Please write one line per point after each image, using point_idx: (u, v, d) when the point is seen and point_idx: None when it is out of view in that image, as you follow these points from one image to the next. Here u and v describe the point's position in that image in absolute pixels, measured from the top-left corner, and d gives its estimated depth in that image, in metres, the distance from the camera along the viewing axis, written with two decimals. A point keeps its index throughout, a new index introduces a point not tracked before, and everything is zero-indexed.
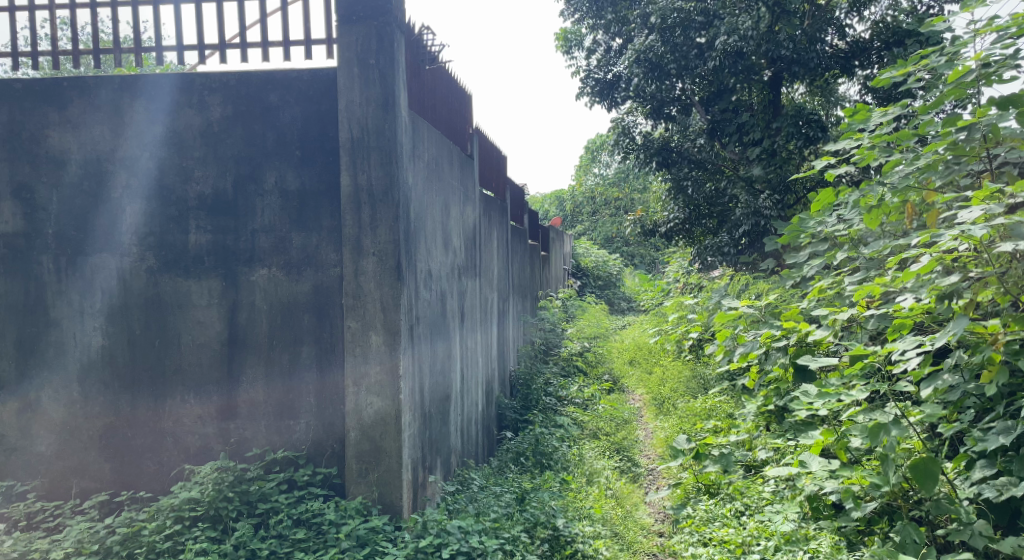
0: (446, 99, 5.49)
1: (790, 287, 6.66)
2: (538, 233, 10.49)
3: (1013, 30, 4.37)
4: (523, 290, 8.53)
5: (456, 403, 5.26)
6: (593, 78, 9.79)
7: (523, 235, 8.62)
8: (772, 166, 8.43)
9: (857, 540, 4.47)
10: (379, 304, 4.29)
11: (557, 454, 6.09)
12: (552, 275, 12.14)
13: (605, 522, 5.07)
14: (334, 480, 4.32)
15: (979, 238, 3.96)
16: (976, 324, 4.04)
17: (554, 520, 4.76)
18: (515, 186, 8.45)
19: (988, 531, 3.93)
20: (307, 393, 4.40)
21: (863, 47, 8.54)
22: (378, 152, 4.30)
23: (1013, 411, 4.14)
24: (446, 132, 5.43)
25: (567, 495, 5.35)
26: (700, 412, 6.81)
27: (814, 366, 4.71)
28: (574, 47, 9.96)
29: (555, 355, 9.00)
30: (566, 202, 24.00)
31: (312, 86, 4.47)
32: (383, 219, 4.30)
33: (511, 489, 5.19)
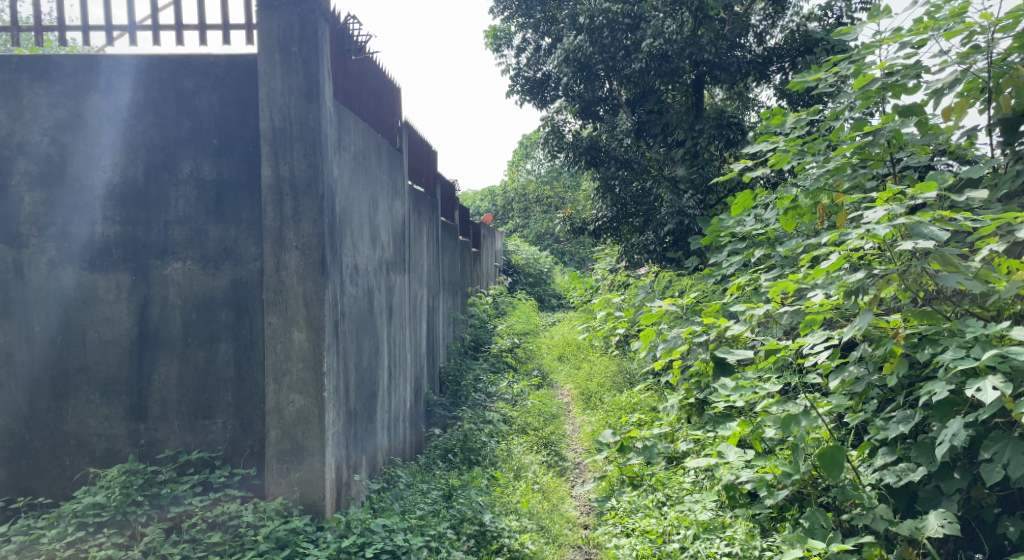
0: (374, 91, 5.53)
1: (713, 284, 6.90)
2: (469, 229, 10.59)
3: (915, 40, 4.64)
4: (452, 287, 8.63)
5: (383, 399, 5.32)
6: (522, 77, 9.96)
7: (453, 230, 8.70)
8: (695, 167, 8.67)
9: (770, 527, 4.71)
10: (302, 300, 4.33)
11: (484, 450, 6.18)
12: (483, 272, 12.27)
13: (531, 516, 5.20)
14: (253, 480, 4.36)
15: (882, 237, 4.20)
16: (880, 318, 4.29)
17: (479, 516, 4.86)
18: (446, 182, 8.55)
19: (889, 515, 4.14)
20: (225, 392, 4.42)
21: (778, 54, 8.85)
22: (300, 143, 4.35)
23: (913, 401, 4.37)
24: (374, 124, 5.48)
25: (493, 491, 5.45)
26: (625, 406, 7.02)
27: (731, 358, 4.92)
28: (503, 44, 10.08)
29: (484, 351, 9.06)
30: (498, 198, 24.14)
31: (230, 72, 4.47)
32: (306, 212, 4.34)
33: (437, 486, 5.27)
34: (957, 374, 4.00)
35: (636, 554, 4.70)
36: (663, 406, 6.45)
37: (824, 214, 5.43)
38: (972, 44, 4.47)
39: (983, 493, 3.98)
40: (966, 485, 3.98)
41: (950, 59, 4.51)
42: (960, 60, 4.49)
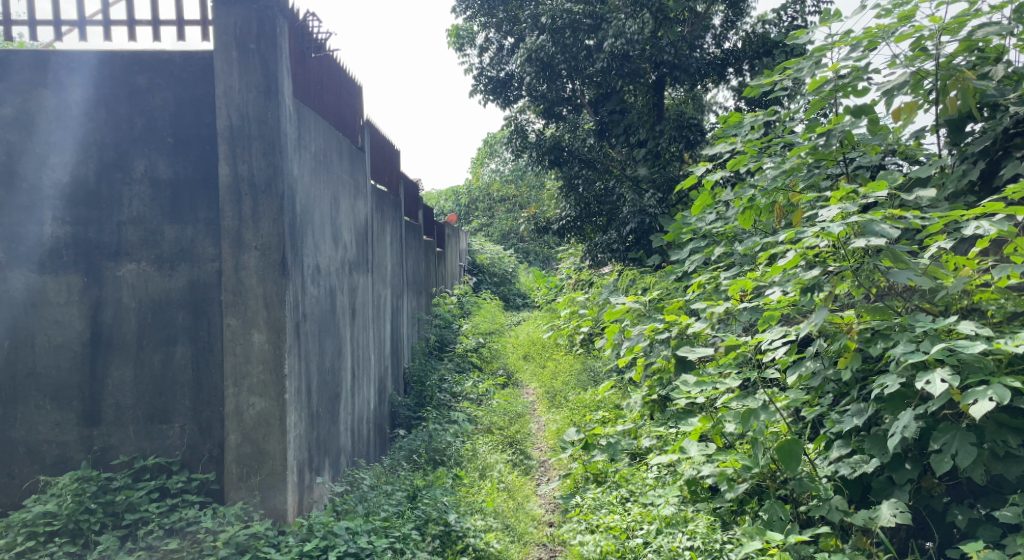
0: (335, 90, 5.54)
1: (674, 282, 6.98)
2: (433, 229, 10.61)
3: (864, 43, 4.75)
4: (417, 287, 8.64)
5: (346, 401, 5.34)
6: (485, 76, 9.96)
7: (416, 230, 8.70)
8: (657, 167, 8.77)
9: (731, 520, 4.80)
10: (262, 301, 4.34)
11: (449, 450, 6.22)
12: (448, 272, 12.29)
13: (497, 515, 5.24)
14: (212, 486, 4.34)
15: (836, 234, 4.32)
16: (834, 314, 4.35)
17: (445, 516, 4.90)
18: (409, 181, 8.55)
19: (843, 506, 4.25)
20: (183, 396, 4.40)
21: (736, 56, 8.98)
22: (259, 141, 4.35)
23: (866, 394, 4.50)
24: (335, 123, 5.49)
25: (458, 491, 5.48)
26: (589, 404, 7.09)
27: (692, 355, 4.99)
28: (466, 43, 10.10)
29: (449, 351, 9.08)
30: (462, 197, 24.13)
31: (185, 68, 4.43)
32: (265, 212, 4.35)
33: (402, 487, 5.29)
34: (908, 367, 4.10)
35: (600, 550, 4.75)
36: (626, 403, 6.52)
37: (780, 214, 5.51)
38: (920, 47, 4.59)
39: (932, 483, 4.05)
40: (917, 475, 4.06)
41: (898, 63, 4.63)
42: (909, 63, 4.60)
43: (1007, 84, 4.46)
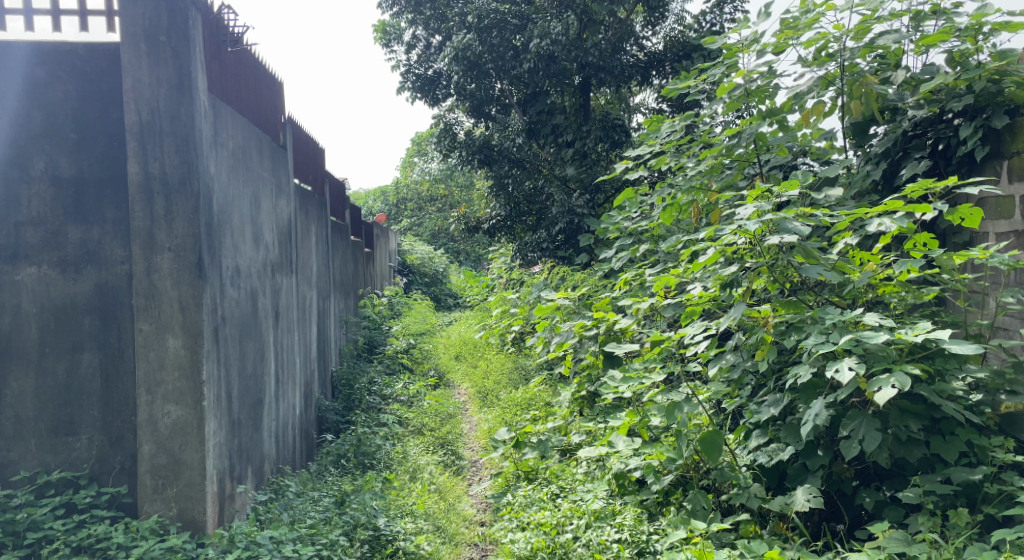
0: (251, 85, 5.41)
1: (601, 278, 7.07)
2: (361, 229, 10.56)
3: (772, 48, 4.97)
4: (344, 288, 8.61)
5: (269, 407, 5.24)
6: (413, 74, 9.91)
7: (343, 230, 8.69)
8: (585, 167, 8.90)
9: (657, 511, 4.89)
10: (177, 304, 4.18)
11: (379, 453, 6.19)
12: (377, 273, 12.23)
13: (427, 517, 5.26)
14: (124, 499, 4.19)
15: (752, 233, 4.41)
16: (751, 308, 4.47)
17: (374, 520, 4.90)
18: (335, 180, 8.52)
19: (761, 493, 4.39)
20: (91, 406, 4.22)
21: (658, 58, 9.23)
22: (172, 137, 4.20)
23: (782, 384, 4.65)
24: (252, 120, 5.37)
25: (387, 495, 5.46)
26: (521, 402, 7.11)
27: (618, 351, 5.11)
28: (393, 40, 10.10)
29: (379, 353, 9.07)
30: (391, 196, 24.02)
31: (88, 60, 4.27)
32: (179, 212, 4.19)
33: (330, 493, 5.25)
34: (819, 358, 4.25)
35: (530, 547, 4.72)
36: (556, 401, 6.58)
37: (699, 213, 5.63)
38: (827, 53, 4.80)
39: (843, 467, 4.23)
40: (829, 460, 4.23)
41: (807, 66, 4.84)
42: (817, 66, 4.81)
43: (906, 89, 4.71)
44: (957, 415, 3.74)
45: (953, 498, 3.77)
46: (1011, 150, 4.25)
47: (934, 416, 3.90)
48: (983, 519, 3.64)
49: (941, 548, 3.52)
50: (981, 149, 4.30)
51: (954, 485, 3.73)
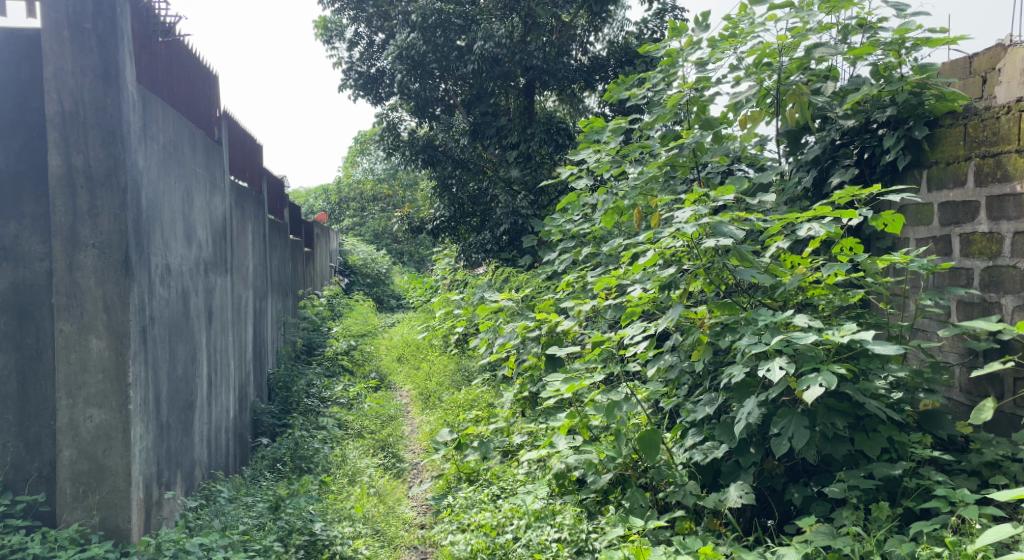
0: (186, 76, 5.15)
1: (544, 280, 7.11)
2: (301, 228, 10.47)
3: (711, 57, 5.10)
4: (283, 288, 8.51)
5: (201, 411, 4.99)
6: (355, 71, 9.84)
7: (282, 229, 8.60)
8: (529, 168, 8.95)
9: (596, 510, 4.91)
10: (101, 304, 3.89)
11: (316, 457, 6.12)
12: (317, 273, 12.11)
13: (366, 521, 5.13)
14: (41, 508, 3.88)
15: (689, 235, 4.50)
16: (688, 310, 4.55)
17: (310, 525, 4.79)
18: (274, 178, 8.43)
19: (696, 490, 4.47)
20: (7, 410, 3.91)
21: (601, 63, 9.34)
22: (97, 129, 3.93)
23: (717, 384, 4.75)
24: (186, 113, 5.11)
25: (325, 499, 5.36)
26: (463, 403, 7.12)
27: (560, 352, 5.16)
28: (334, 36, 10.04)
29: (318, 355, 9.01)
30: (333, 195, 23.76)
31: (6, 46, 3.96)
32: (104, 207, 3.92)
33: (264, 498, 5.12)
34: (752, 359, 4.36)
35: (470, 549, 4.62)
36: (498, 403, 6.59)
37: (640, 216, 5.70)
38: (763, 63, 4.92)
39: (774, 464, 4.35)
40: (760, 458, 4.33)
41: (744, 76, 4.98)
42: (751, 77, 4.96)
43: (835, 99, 4.86)
44: (879, 413, 3.87)
45: (875, 492, 3.90)
46: (930, 159, 4.40)
47: (858, 413, 4.04)
48: (902, 512, 3.78)
49: (864, 540, 3.63)
50: (902, 159, 4.47)
51: (876, 480, 3.86)
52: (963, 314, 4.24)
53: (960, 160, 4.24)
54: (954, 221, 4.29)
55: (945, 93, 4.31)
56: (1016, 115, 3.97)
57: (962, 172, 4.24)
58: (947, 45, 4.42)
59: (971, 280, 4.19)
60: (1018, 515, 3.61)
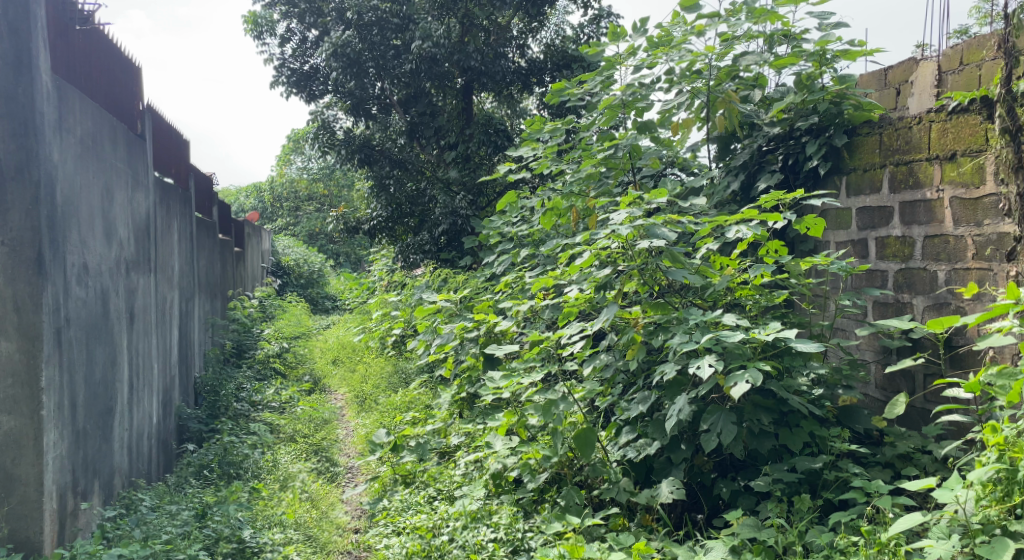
0: (107, 67, 5.05)
1: (482, 281, 7.13)
2: (231, 228, 10.30)
3: (648, 63, 5.18)
4: (211, 289, 8.37)
5: (121, 415, 4.90)
6: (288, 68, 9.74)
7: (210, 227, 8.46)
8: (467, 170, 8.95)
9: (532, 509, 4.90)
10: (11, 304, 3.81)
11: (246, 463, 6.02)
12: (248, 273, 11.92)
13: (298, 526, 5.06)
14: None
15: (624, 237, 4.55)
16: (623, 310, 4.61)
17: (238, 532, 4.71)
18: (202, 175, 8.29)
19: (630, 486, 4.50)
20: None
21: (539, 66, 9.39)
22: (8, 120, 3.84)
23: (651, 383, 4.82)
24: (107, 106, 5.01)
25: (255, 505, 5.28)
26: (400, 405, 7.11)
27: (498, 352, 5.15)
28: (265, 32, 9.93)
29: (249, 358, 8.86)
30: (265, 194, 23.39)
31: None
32: (16, 202, 3.84)
33: (189, 506, 4.99)
34: (684, 357, 4.43)
35: (406, 551, 4.59)
36: (436, 405, 6.58)
37: (577, 218, 5.72)
38: (694, 70, 5.02)
39: (703, 460, 4.44)
40: (691, 454, 4.42)
41: (678, 81, 5.06)
42: (685, 84, 5.04)
43: (762, 107, 5.01)
44: (802, 409, 4.00)
45: (797, 485, 4.03)
46: (849, 166, 4.58)
47: (782, 409, 4.16)
48: (822, 503, 3.90)
49: (786, 532, 3.75)
50: (823, 165, 4.63)
51: (798, 473, 3.99)
52: (878, 313, 4.41)
53: (876, 167, 4.41)
54: (870, 226, 4.46)
55: (862, 104, 4.46)
56: (927, 125, 4.13)
57: (878, 178, 4.41)
58: (864, 57, 4.59)
59: (885, 281, 4.37)
60: (928, 503, 3.78)
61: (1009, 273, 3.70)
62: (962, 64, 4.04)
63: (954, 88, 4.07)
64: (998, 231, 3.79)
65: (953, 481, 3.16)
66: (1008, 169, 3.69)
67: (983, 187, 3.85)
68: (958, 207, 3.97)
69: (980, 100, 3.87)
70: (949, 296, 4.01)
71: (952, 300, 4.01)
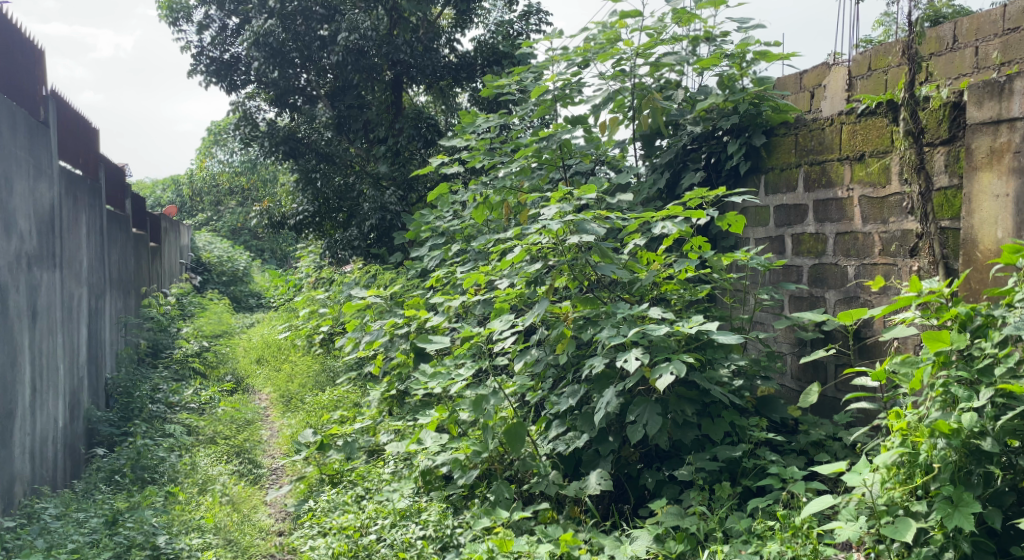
0: (6, 50, 4.91)
1: (413, 278, 7.09)
2: (146, 222, 10.03)
3: (578, 59, 5.28)
4: (124, 286, 8.14)
5: (21, 419, 4.77)
6: (206, 56, 9.56)
7: (123, 221, 8.23)
8: (397, 164, 8.87)
9: (462, 504, 4.95)
10: None
11: (162, 467, 5.88)
12: (164, 269, 11.61)
13: (217, 531, 4.97)
14: None
15: (554, 232, 4.58)
16: (553, 305, 4.71)
17: (152, 539, 4.62)
18: (113, 167, 8.06)
19: (560, 480, 4.57)
20: None
21: (468, 62, 9.41)
22: None
23: (580, 377, 4.90)
24: (6, 91, 4.88)
25: (171, 510, 5.16)
26: (326, 404, 7.06)
27: (429, 346, 5.09)
28: (181, 18, 9.73)
29: (165, 358, 8.63)
30: (183, 188, 22.83)
31: None
32: None
33: (99, 513, 4.86)
34: (612, 350, 4.52)
35: (332, 552, 4.56)
36: (364, 402, 6.56)
37: (509, 212, 5.76)
38: (620, 69, 5.12)
39: (630, 451, 4.55)
40: (618, 445, 4.52)
41: (606, 79, 5.16)
42: (613, 81, 5.13)
43: (686, 107, 5.14)
44: (723, 399, 4.12)
45: (718, 474, 4.16)
46: (767, 165, 4.76)
47: (704, 400, 4.29)
48: (741, 490, 4.05)
49: (707, 519, 3.89)
50: (744, 164, 4.81)
51: (719, 462, 4.12)
52: (794, 307, 4.61)
53: (791, 167, 4.59)
54: (787, 223, 4.65)
55: (779, 106, 4.63)
56: (839, 127, 4.32)
57: (793, 178, 4.59)
58: (781, 61, 4.76)
59: (801, 276, 4.56)
60: (839, 488, 3.96)
61: (912, 268, 3.89)
62: (869, 69, 4.23)
63: (863, 91, 4.25)
64: (902, 229, 3.97)
65: (861, 465, 3.31)
66: (911, 170, 3.87)
67: (889, 186, 4.03)
68: (866, 205, 4.15)
69: (886, 103, 4.04)
70: (858, 289, 4.21)
71: (860, 294, 4.20)
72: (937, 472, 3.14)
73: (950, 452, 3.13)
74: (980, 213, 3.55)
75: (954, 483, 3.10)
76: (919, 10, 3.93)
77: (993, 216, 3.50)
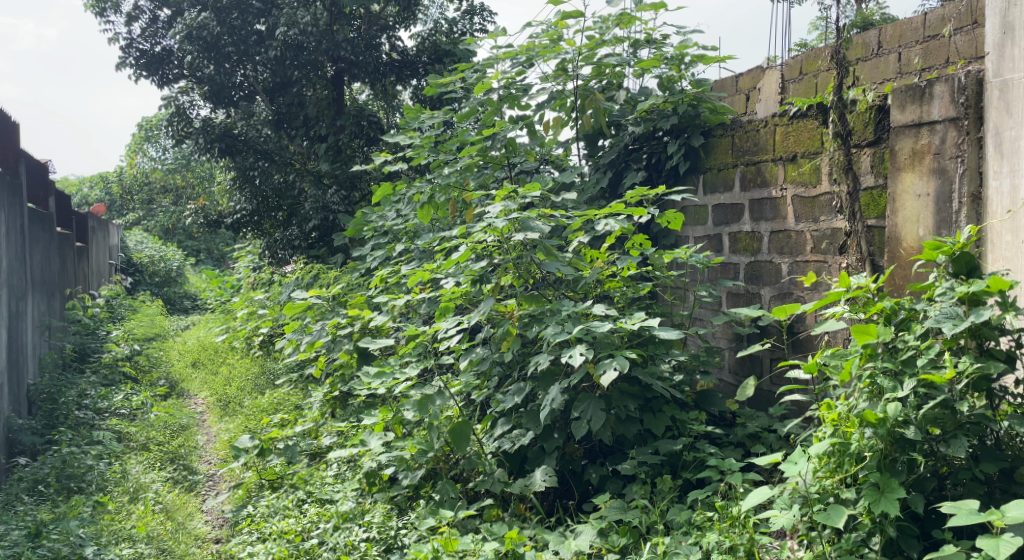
0: None
1: (356, 277, 7.06)
2: (72, 222, 9.76)
3: (521, 58, 5.34)
4: (48, 288, 7.93)
5: None
6: (137, 49, 9.38)
7: (45, 220, 8.03)
8: (338, 162, 8.77)
9: (407, 505, 4.97)
10: None
11: (89, 475, 5.75)
12: (93, 268, 11.33)
13: (150, 540, 4.88)
14: None
15: (498, 230, 4.61)
16: (499, 303, 4.75)
17: (78, 550, 4.54)
18: (36, 166, 7.85)
19: (504, 477, 4.59)
20: None
21: (411, 60, 9.44)
22: None
23: (525, 374, 4.94)
24: None
25: (99, 520, 5.06)
26: (266, 407, 7.00)
27: (372, 346, 5.07)
28: (110, 9, 9.53)
29: (94, 362, 8.41)
30: (110, 185, 22.23)
31: None
32: None
33: (21, 525, 4.74)
34: (556, 348, 4.58)
35: (271, 557, 4.52)
36: (305, 404, 6.54)
37: (454, 210, 5.78)
38: (562, 68, 5.18)
39: (574, 448, 4.62)
40: (562, 442, 4.59)
41: (549, 78, 5.22)
42: (556, 81, 5.19)
43: (627, 107, 5.22)
44: (664, 394, 4.21)
45: (659, 468, 4.25)
46: (706, 165, 4.87)
47: (646, 396, 4.38)
48: (681, 483, 4.13)
49: (649, 512, 3.97)
50: (683, 164, 4.91)
51: (660, 455, 4.21)
52: (732, 303, 4.75)
53: (728, 167, 4.71)
54: (725, 222, 4.77)
55: (716, 107, 4.75)
56: (772, 128, 4.45)
57: (730, 177, 4.71)
58: (718, 63, 4.87)
59: (737, 273, 4.68)
60: (774, 479, 4.08)
61: (841, 265, 4.03)
62: (801, 73, 4.39)
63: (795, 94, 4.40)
64: (832, 227, 4.11)
65: (795, 455, 3.41)
66: (840, 170, 4.01)
67: (819, 186, 4.17)
68: (798, 204, 4.28)
69: (816, 106, 4.16)
70: (790, 286, 4.34)
71: (794, 289, 4.33)
72: (866, 460, 3.26)
73: (877, 440, 3.24)
74: (903, 212, 3.70)
75: (881, 470, 3.23)
76: (845, 19, 4.01)
77: (916, 215, 3.65)
